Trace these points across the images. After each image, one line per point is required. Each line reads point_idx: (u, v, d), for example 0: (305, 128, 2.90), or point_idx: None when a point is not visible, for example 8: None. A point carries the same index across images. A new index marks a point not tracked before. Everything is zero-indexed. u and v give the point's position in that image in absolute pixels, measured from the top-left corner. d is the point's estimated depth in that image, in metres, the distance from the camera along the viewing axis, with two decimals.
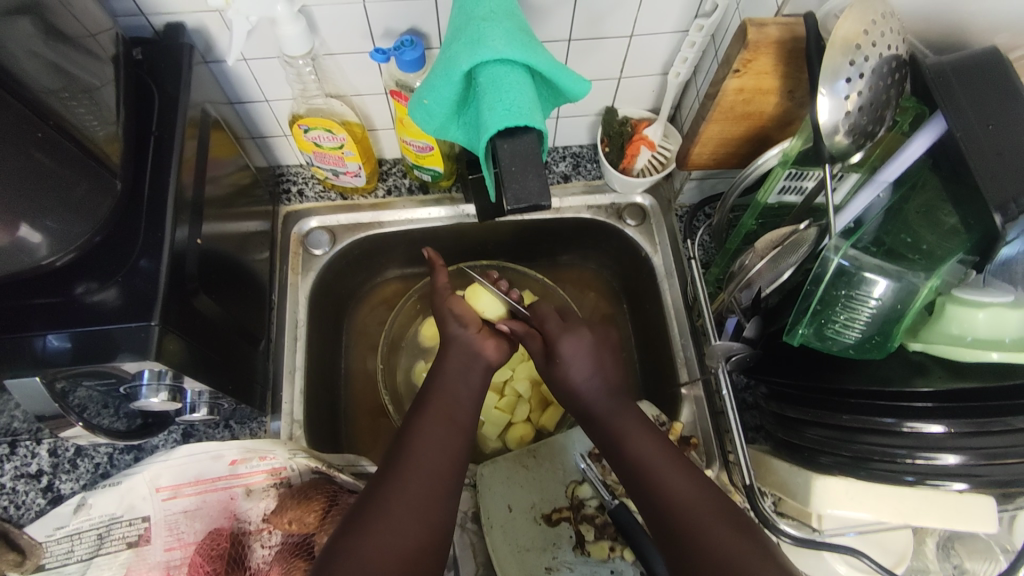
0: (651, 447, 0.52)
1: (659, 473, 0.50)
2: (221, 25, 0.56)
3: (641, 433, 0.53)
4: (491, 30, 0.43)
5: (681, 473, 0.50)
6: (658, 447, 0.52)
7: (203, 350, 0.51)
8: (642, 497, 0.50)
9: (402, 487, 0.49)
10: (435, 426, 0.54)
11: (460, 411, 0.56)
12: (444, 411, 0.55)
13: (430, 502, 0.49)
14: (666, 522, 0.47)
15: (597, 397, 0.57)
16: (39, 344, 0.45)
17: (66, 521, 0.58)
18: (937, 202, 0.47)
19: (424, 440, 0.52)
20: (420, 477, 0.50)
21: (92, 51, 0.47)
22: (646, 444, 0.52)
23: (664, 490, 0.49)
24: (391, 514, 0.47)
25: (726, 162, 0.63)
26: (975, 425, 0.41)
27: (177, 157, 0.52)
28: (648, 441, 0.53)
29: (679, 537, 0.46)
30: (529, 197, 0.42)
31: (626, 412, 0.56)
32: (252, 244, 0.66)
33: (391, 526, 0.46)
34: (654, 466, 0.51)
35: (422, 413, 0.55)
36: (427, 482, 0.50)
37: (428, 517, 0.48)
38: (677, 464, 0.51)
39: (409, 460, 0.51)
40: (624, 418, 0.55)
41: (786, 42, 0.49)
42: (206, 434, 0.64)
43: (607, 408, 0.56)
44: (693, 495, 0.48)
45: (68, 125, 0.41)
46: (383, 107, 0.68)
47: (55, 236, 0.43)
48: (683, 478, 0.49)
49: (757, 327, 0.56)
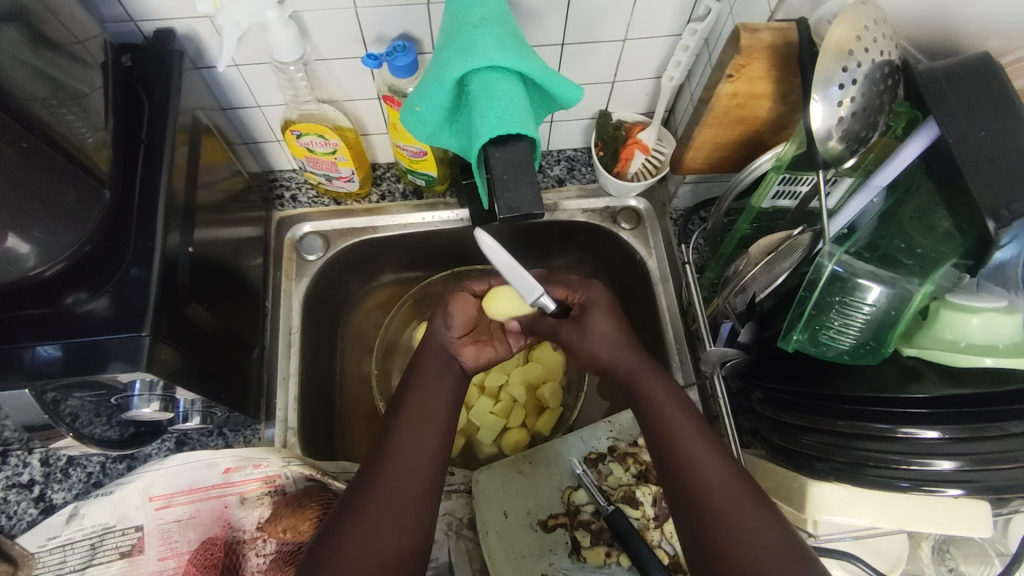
0: (683, 419, 0.50)
1: (692, 445, 0.48)
2: (211, 31, 0.56)
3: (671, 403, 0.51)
4: (482, 37, 0.43)
5: (710, 450, 0.48)
6: (691, 419, 0.50)
7: (195, 359, 0.51)
8: (669, 476, 0.48)
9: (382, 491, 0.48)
10: (415, 423, 0.53)
11: (433, 409, 0.54)
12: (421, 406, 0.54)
13: (411, 506, 0.48)
14: (692, 498, 0.46)
15: (624, 359, 0.54)
16: (30, 355, 0.45)
17: (59, 531, 0.57)
18: (930, 207, 0.47)
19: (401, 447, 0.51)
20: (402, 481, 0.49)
21: (81, 57, 0.46)
22: (679, 413, 0.50)
23: (694, 463, 0.47)
24: (371, 531, 0.46)
25: (720, 166, 0.63)
26: (972, 430, 0.42)
27: (168, 162, 0.51)
28: (681, 416, 0.50)
29: (704, 510, 0.45)
30: (522, 206, 0.42)
31: (655, 377, 0.53)
32: (245, 249, 0.65)
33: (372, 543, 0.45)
34: (682, 436, 0.49)
35: (398, 417, 0.53)
36: (413, 486, 0.49)
37: (408, 524, 0.47)
38: (708, 441, 0.49)
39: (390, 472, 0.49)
40: (649, 380, 0.53)
41: (780, 47, 0.48)
42: (199, 442, 0.63)
43: (639, 370, 0.54)
44: (722, 472, 0.46)
45: (55, 134, 0.40)
46: (376, 111, 0.68)
47: (43, 247, 0.42)
48: (713, 453, 0.48)
49: (752, 333, 0.56)
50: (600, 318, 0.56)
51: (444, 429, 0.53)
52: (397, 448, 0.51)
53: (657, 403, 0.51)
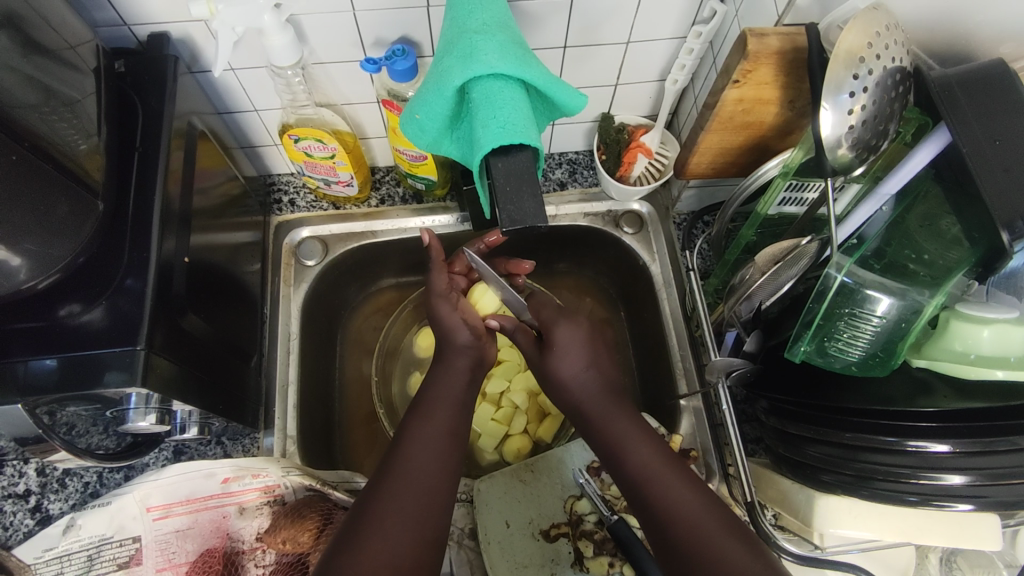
0: (651, 457, 0.50)
1: (665, 486, 0.48)
2: (207, 35, 0.55)
3: (643, 437, 0.51)
4: (483, 44, 0.42)
5: (684, 486, 0.48)
6: (663, 458, 0.50)
7: (192, 371, 0.50)
8: (647, 519, 0.47)
9: (395, 503, 0.47)
10: (425, 431, 0.52)
11: (446, 418, 0.54)
12: (439, 414, 0.54)
13: (424, 518, 0.47)
14: (671, 543, 0.45)
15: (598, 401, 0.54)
16: (23, 369, 0.44)
17: (55, 542, 0.56)
18: (939, 212, 0.46)
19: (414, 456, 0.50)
20: (406, 498, 0.47)
21: (73, 64, 0.45)
22: (647, 453, 0.50)
23: (670, 505, 0.47)
24: (385, 541, 0.45)
25: (724, 171, 0.62)
26: (982, 445, 0.40)
27: (163, 169, 0.50)
28: (649, 451, 0.50)
29: (683, 555, 0.44)
30: (525, 218, 0.41)
31: (622, 415, 0.53)
32: (243, 255, 0.65)
33: (380, 560, 0.44)
34: (655, 477, 0.48)
35: (411, 425, 0.53)
36: (424, 498, 0.48)
37: (420, 539, 0.46)
38: (683, 480, 0.48)
39: (402, 482, 0.48)
40: (620, 416, 0.53)
41: (787, 52, 0.48)
42: (197, 451, 0.63)
43: (603, 410, 0.54)
44: (700, 513, 0.46)
45: (46, 144, 0.39)
46: (375, 115, 0.67)
47: (35, 259, 0.41)
48: (691, 492, 0.47)
49: (758, 341, 0.55)
50: (582, 342, 0.57)
51: (453, 441, 0.52)
52: (410, 457, 0.50)
53: (624, 443, 0.51)
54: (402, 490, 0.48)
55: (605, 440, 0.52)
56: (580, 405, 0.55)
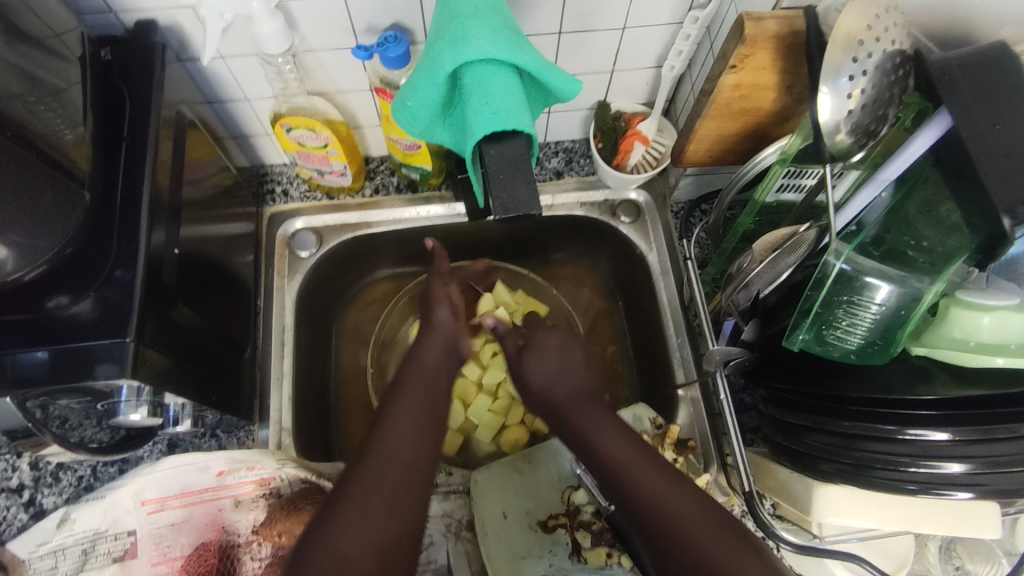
0: (621, 447, 0.49)
1: (646, 484, 0.46)
2: (195, 22, 0.54)
3: (616, 429, 0.50)
4: (475, 28, 0.41)
5: (659, 478, 0.46)
6: (631, 447, 0.49)
7: (183, 363, 0.49)
8: (634, 514, 0.46)
9: (372, 482, 0.44)
10: (405, 406, 0.49)
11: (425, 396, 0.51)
12: (419, 394, 0.51)
13: (403, 498, 0.44)
14: (651, 534, 0.45)
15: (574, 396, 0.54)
16: (11, 362, 0.44)
17: (49, 537, 0.56)
18: (938, 199, 0.45)
19: (394, 433, 0.47)
20: (392, 477, 0.45)
21: (59, 52, 0.44)
22: (618, 442, 0.49)
23: (654, 503, 0.45)
24: (362, 521, 0.42)
25: (722, 158, 0.62)
26: (981, 432, 0.40)
27: (152, 158, 0.49)
28: (618, 440, 0.49)
29: (666, 549, 0.43)
30: (518, 206, 0.40)
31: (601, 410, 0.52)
32: (235, 247, 0.64)
33: (357, 545, 0.41)
34: (628, 468, 0.47)
35: (392, 402, 0.50)
36: (403, 477, 0.45)
37: (399, 520, 0.43)
38: (663, 474, 0.47)
39: (379, 459, 0.46)
40: (596, 409, 0.52)
41: (785, 36, 0.47)
42: (192, 444, 0.62)
43: (578, 404, 0.53)
44: (688, 510, 0.44)
45: (30, 133, 0.38)
46: (368, 103, 0.66)
47: (21, 252, 0.40)
48: (671, 489, 0.45)
49: (756, 330, 0.54)
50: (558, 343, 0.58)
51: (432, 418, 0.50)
52: (388, 434, 0.47)
53: (598, 435, 0.50)
54: (379, 468, 0.45)
55: (578, 431, 0.51)
56: (555, 402, 0.54)
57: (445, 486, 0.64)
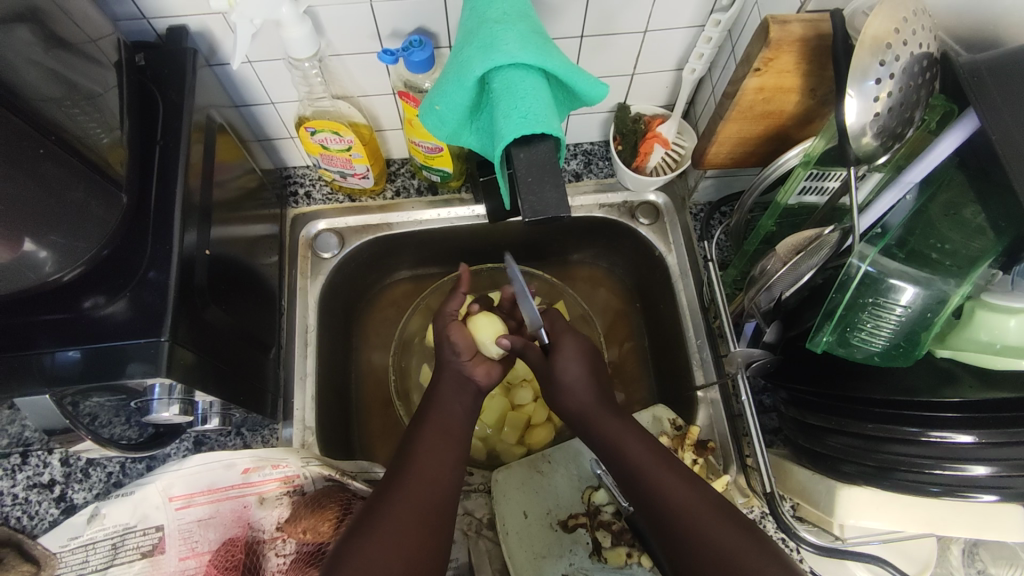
0: (640, 449, 0.52)
1: (653, 475, 0.50)
2: (226, 29, 0.55)
3: (636, 437, 0.53)
4: (504, 34, 0.42)
5: (672, 477, 0.49)
6: (651, 451, 0.52)
7: (213, 362, 0.50)
8: (645, 506, 0.49)
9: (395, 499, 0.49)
10: (436, 432, 0.56)
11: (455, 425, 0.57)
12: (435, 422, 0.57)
13: (428, 513, 0.49)
14: (666, 528, 0.47)
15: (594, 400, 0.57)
16: (49, 360, 0.45)
17: (80, 531, 0.57)
18: (962, 201, 0.45)
19: (426, 455, 0.53)
20: (417, 504, 0.49)
21: (95, 57, 0.45)
22: (639, 447, 0.52)
23: (660, 492, 0.48)
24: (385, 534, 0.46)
25: (744, 160, 0.62)
26: (1006, 435, 0.40)
27: (184, 161, 0.50)
28: (637, 444, 0.52)
29: (682, 540, 0.46)
30: (547, 209, 0.40)
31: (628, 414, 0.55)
32: (260, 248, 0.65)
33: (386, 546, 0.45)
34: (648, 469, 0.50)
35: (425, 425, 0.57)
36: (428, 490, 0.50)
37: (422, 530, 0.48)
38: (669, 468, 0.50)
39: (411, 479, 0.51)
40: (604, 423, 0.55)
41: (810, 40, 0.47)
42: (218, 442, 0.63)
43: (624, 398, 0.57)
44: (689, 496, 0.48)
45: (70, 137, 0.39)
46: (391, 107, 0.67)
47: (61, 251, 0.41)
48: (680, 484, 0.49)
49: (777, 332, 0.56)
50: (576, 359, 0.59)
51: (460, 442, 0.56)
52: (421, 454, 0.53)
53: (620, 439, 0.53)
54: (407, 485, 0.50)
55: (605, 439, 0.54)
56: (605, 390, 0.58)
57: (467, 485, 0.66)
